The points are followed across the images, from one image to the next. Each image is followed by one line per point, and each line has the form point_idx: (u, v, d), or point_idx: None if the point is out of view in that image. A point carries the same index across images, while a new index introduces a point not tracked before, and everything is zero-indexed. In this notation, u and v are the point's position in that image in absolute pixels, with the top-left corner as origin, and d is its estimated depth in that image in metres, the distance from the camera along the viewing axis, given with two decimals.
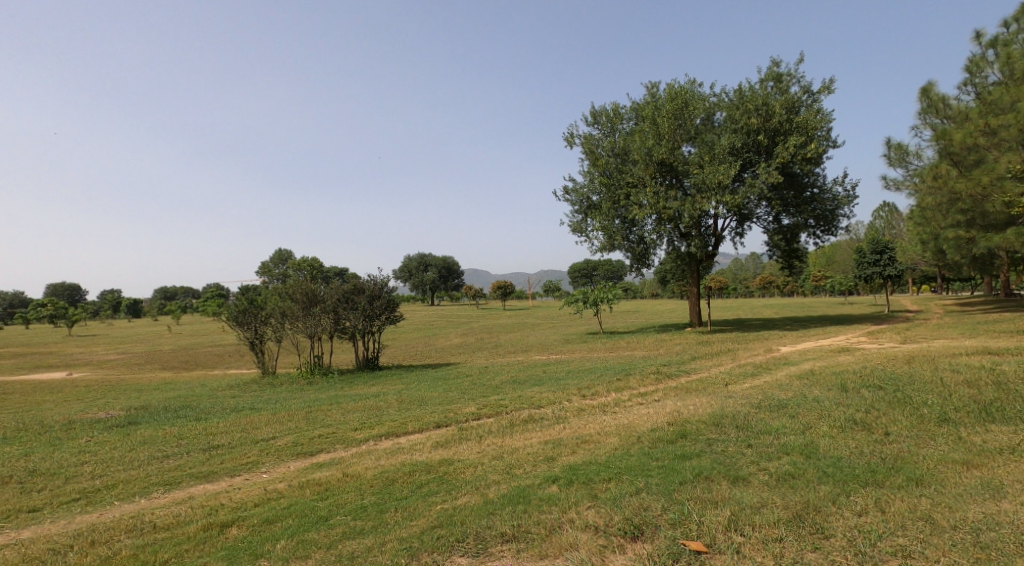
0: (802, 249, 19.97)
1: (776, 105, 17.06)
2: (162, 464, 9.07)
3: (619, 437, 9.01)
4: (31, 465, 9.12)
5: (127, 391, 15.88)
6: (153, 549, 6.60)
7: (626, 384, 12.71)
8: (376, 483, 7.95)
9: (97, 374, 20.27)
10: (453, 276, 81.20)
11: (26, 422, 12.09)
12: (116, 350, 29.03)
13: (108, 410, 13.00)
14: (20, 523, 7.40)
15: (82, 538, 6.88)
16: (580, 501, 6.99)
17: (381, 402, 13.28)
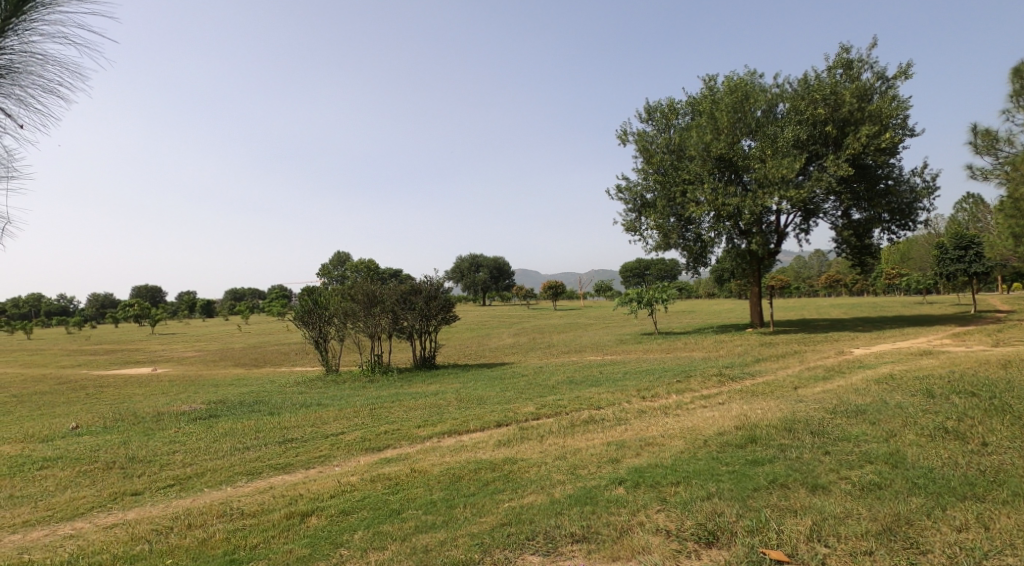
0: (875, 246, 19.24)
1: (846, 94, 16.47)
2: (243, 455, 9.41)
3: (684, 440, 8.87)
4: (129, 452, 9.62)
5: (205, 385, 16.55)
6: (242, 534, 6.83)
7: (687, 386, 12.52)
8: (443, 479, 8.05)
9: (177, 370, 21.22)
10: (506, 275, 81.06)
11: (120, 413, 12.74)
12: (191, 347, 30.31)
13: (190, 403, 13.57)
14: (124, 505, 7.79)
15: (180, 521, 7.20)
16: (649, 504, 6.93)
17: (442, 400, 13.44)
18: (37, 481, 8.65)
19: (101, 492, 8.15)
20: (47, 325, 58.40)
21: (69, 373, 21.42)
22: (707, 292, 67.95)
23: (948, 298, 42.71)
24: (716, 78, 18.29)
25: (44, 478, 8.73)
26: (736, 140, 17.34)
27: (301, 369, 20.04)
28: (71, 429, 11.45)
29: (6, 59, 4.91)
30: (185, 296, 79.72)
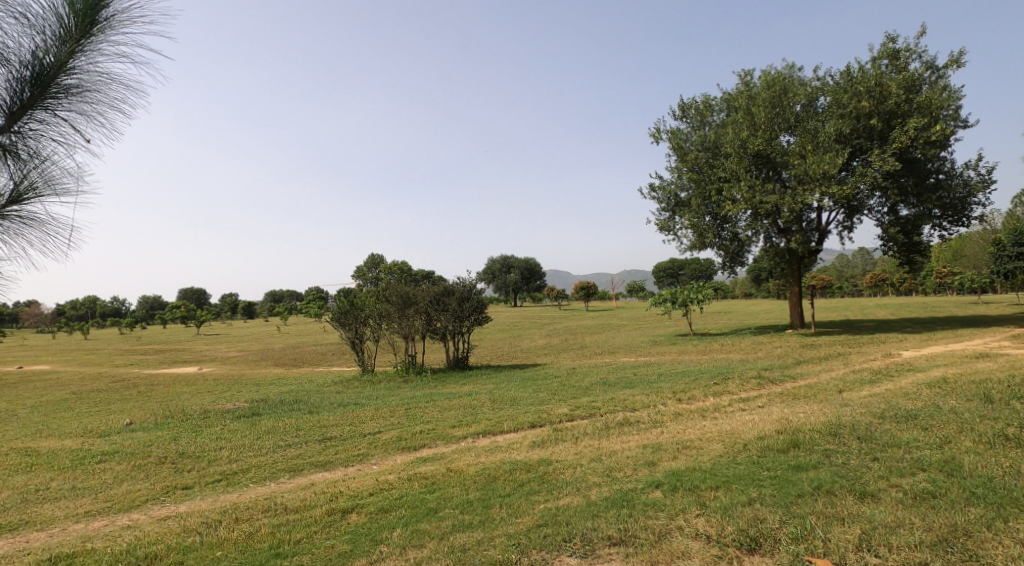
0: (924, 243, 18.67)
1: (892, 85, 15.97)
2: (285, 452, 9.58)
3: (723, 444, 8.72)
4: (180, 449, 9.95)
5: (247, 384, 16.91)
6: (286, 529, 6.91)
7: (725, 389, 12.30)
8: (479, 479, 8.03)
9: (221, 369, 21.77)
10: (536, 277, 80.52)
11: (169, 410, 13.12)
12: (235, 347, 31.14)
13: (234, 401, 13.86)
14: (176, 499, 8.01)
15: (228, 515, 7.35)
16: (688, 508, 6.82)
17: (474, 401, 13.42)
18: (96, 474, 9.00)
19: (155, 485, 8.43)
20: (98, 326, 60.64)
21: (122, 371, 22.24)
22: (744, 292, 66.78)
23: (1004, 297, 41.04)
24: (752, 74, 17.98)
25: (103, 471, 9.08)
26: (775, 136, 16.96)
27: (338, 370, 20.29)
28: (126, 424, 11.88)
29: (75, 78, 5.03)
30: (226, 298, 81.75)
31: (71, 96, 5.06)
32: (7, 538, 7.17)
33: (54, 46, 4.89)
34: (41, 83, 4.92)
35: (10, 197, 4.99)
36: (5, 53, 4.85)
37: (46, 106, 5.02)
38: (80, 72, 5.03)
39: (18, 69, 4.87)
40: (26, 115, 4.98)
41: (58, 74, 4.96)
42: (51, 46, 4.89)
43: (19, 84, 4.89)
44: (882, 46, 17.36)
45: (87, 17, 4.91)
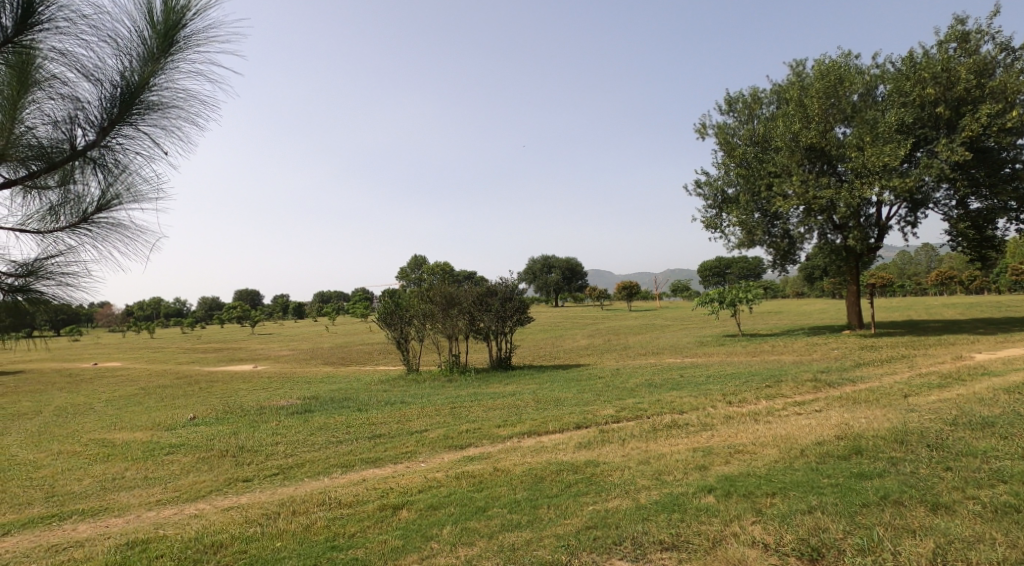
0: (997, 238, 17.76)
1: (960, 71, 15.17)
2: (337, 448, 9.63)
3: (778, 448, 8.38)
4: (240, 442, 10.13)
5: (298, 382, 17.16)
6: (341, 522, 6.90)
7: (778, 391, 11.86)
8: (526, 479, 7.87)
9: (276, 367, 22.21)
10: (579, 277, 79.97)
11: (228, 406, 13.40)
12: (287, 346, 31.81)
13: (288, 398, 14.06)
14: (238, 490, 8.14)
15: (286, 507, 7.40)
16: (743, 515, 6.55)
17: (518, 401, 13.24)
18: (165, 465, 9.25)
19: (218, 477, 8.59)
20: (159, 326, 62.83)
21: (184, 368, 22.96)
22: (795, 292, 64.90)
23: None
24: (804, 65, 17.36)
25: (171, 462, 9.33)
26: (829, 127, 16.27)
27: (384, 369, 20.43)
28: (190, 419, 12.16)
29: (157, 94, 4.98)
30: (277, 298, 83.61)
31: (154, 112, 5.01)
32: (87, 523, 7.39)
33: (136, 65, 4.85)
34: (126, 100, 4.89)
35: (96, 205, 5.03)
36: (92, 72, 4.82)
37: (131, 121, 4.98)
38: (162, 87, 4.97)
39: (104, 87, 4.84)
40: (112, 130, 4.96)
41: (142, 91, 4.91)
42: (134, 65, 4.85)
43: (105, 102, 4.87)
44: (949, 29, 16.52)
45: (167, 36, 4.86)
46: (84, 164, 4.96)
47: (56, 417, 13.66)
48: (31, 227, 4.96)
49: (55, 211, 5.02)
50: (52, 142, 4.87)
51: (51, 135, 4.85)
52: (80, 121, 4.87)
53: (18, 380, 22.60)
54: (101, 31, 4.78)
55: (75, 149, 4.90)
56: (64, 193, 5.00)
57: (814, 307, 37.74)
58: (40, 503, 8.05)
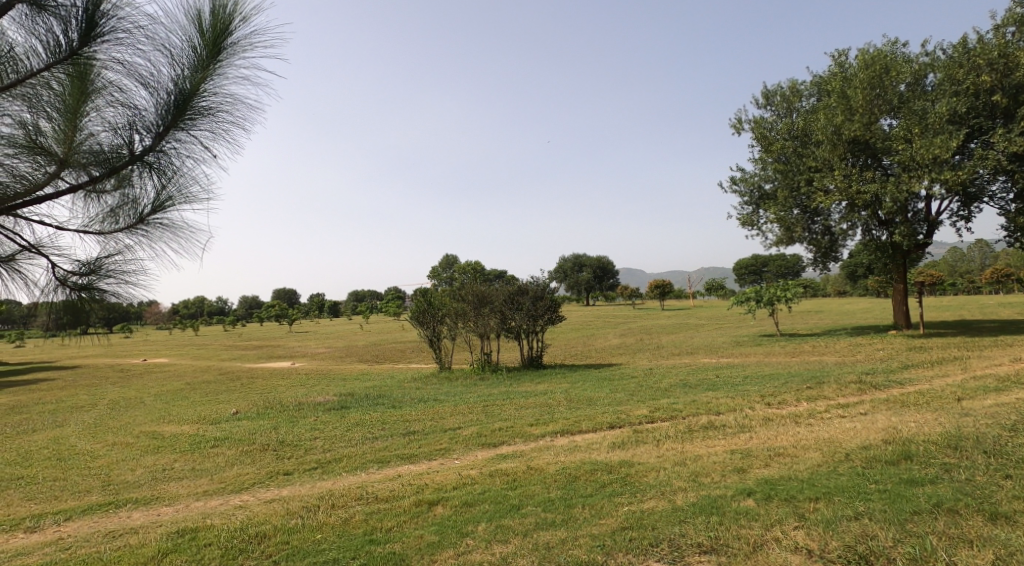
0: None
1: (1019, 56, 14.49)
2: (373, 445, 9.58)
3: (821, 452, 8.07)
4: (280, 437, 10.17)
5: (334, 379, 17.26)
6: (378, 517, 6.84)
7: (820, 393, 11.48)
8: (560, 478, 7.70)
9: (313, 364, 22.40)
10: (611, 276, 79.32)
11: (267, 401, 13.50)
12: (322, 344, 32.12)
13: (324, 395, 14.10)
14: (279, 483, 8.13)
15: (325, 501, 7.35)
16: (785, 520, 6.29)
17: (550, 400, 13.06)
18: (210, 457, 9.32)
19: (261, 470, 8.60)
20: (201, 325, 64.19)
21: (226, 365, 23.33)
22: (836, 290, 63.20)
23: None
24: (847, 56, 16.83)
25: (216, 455, 9.39)
26: (874, 119, 15.71)
27: (417, 367, 20.44)
28: (233, 413, 12.27)
29: (208, 100, 4.87)
30: (313, 297, 84.60)
31: (206, 117, 4.91)
32: (141, 511, 7.44)
33: (188, 72, 4.75)
34: (178, 106, 4.78)
35: (152, 207, 4.95)
36: (147, 79, 4.73)
37: (185, 126, 4.88)
38: (214, 92, 4.86)
39: (159, 95, 4.74)
40: (167, 135, 4.86)
41: (194, 97, 4.81)
42: (187, 73, 4.75)
43: (160, 109, 4.77)
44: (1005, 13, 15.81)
45: (216, 44, 4.77)
46: (142, 169, 4.86)
47: (109, 410, 13.94)
48: (94, 229, 4.91)
49: (114, 213, 4.93)
50: (113, 147, 4.76)
51: (111, 141, 4.74)
52: (137, 127, 4.77)
53: (72, 374, 23.23)
54: (154, 41, 4.70)
55: (132, 155, 4.79)
56: (122, 197, 4.90)
57: (857, 307, 35.44)
58: (98, 491, 8.15)
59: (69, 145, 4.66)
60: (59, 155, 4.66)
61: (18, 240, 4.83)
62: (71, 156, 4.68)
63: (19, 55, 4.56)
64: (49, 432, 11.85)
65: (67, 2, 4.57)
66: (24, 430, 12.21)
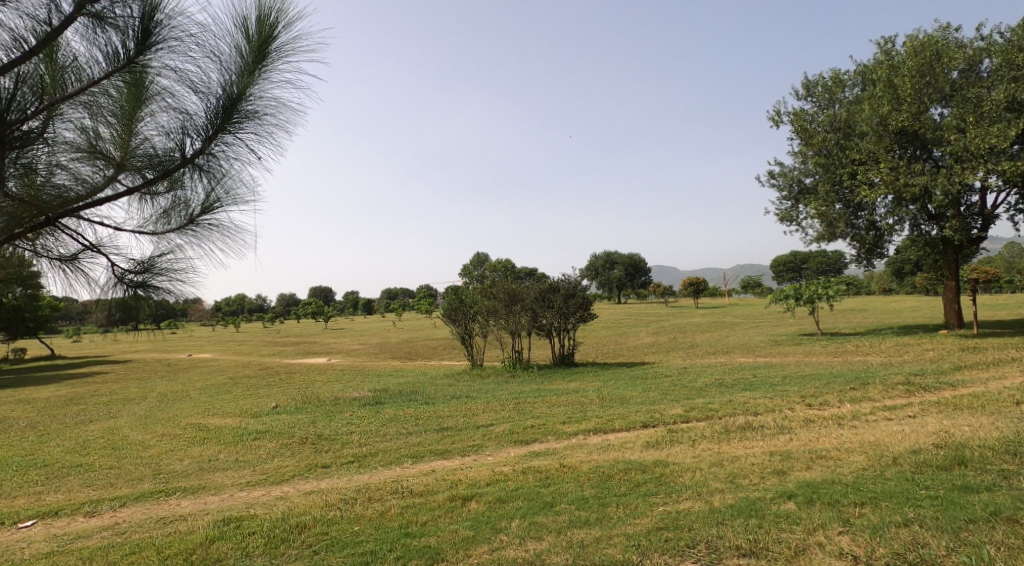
0: None
1: None
2: (406, 440, 9.52)
3: (867, 455, 7.76)
4: (317, 431, 10.19)
5: (368, 375, 17.32)
6: (413, 511, 6.76)
7: (865, 395, 11.09)
8: (593, 477, 7.53)
9: (348, 360, 22.56)
10: (643, 274, 78.57)
11: (304, 396, 13.58)
12: (358, 341, 32.32)
13: (359, 390, 14.13)
14: (317, 475, 8.12)
15: (361, 494, 7.30)
16: (829, 524, 6.05)
17: (583, 398, 12.88)
18: (252, 449, 9.38)
19: (300, 462, 8.61)
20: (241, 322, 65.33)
21: (265, 361, 23.67)
22: (879, 288, 61.36)
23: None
24: (893, 44, 16.23)
25: (258, 447, 9.43)
26: (923, 109, 15.13)
27: (450, 363, 20.43)
28: (272, 407, 12.36)
29: (254, 104, 4.81)
30: (348, 294, 85.44)
31: (252, 121, 4.85)
32: (190, 499, 7.49)
33: (236, 78, 4.69)
34: (226, 110, 4.73)
35: (201, 208, 4.91)
36: (197, 85, 4.68)
37: (233, 129, 4.83)
38: (260, 96, 4.79)
39: (208, 99, 4.70)
40: (215, 138, 4.81)
41: (241, 101, 4.76)
42: (235, 78, 4.70)
43: (209, 113, 4.72)
44: None
45: (261, 49, 4.70)
46: (193, 172, 4.83)
47: (159, 402, 14.19)
48: (148, 230, 4.89)
49: (166, 215, 4.90)
50: (165, 151, 4.74)
51: (164, 145, 4.73)
52: (187, 130, 4.75)
53: (123, 368, 23.78)
54: (203, 48, 4.64)
55: (182, 158, 4.75)
56: (174, 199, 4.87)
57: (908, 308, 32.09)
58: (149, 479, 8.24)
59: (125, 149, 4.66)
60: (116, 159, 4.65)
61: (78, 240, 4.83)
62: (127, 160, 4.68)
63: (80, 64, 4.48)
64: (104, 423, 12.11)
65: (125, 12, 4.44)
66: (80, 420, 12.49)
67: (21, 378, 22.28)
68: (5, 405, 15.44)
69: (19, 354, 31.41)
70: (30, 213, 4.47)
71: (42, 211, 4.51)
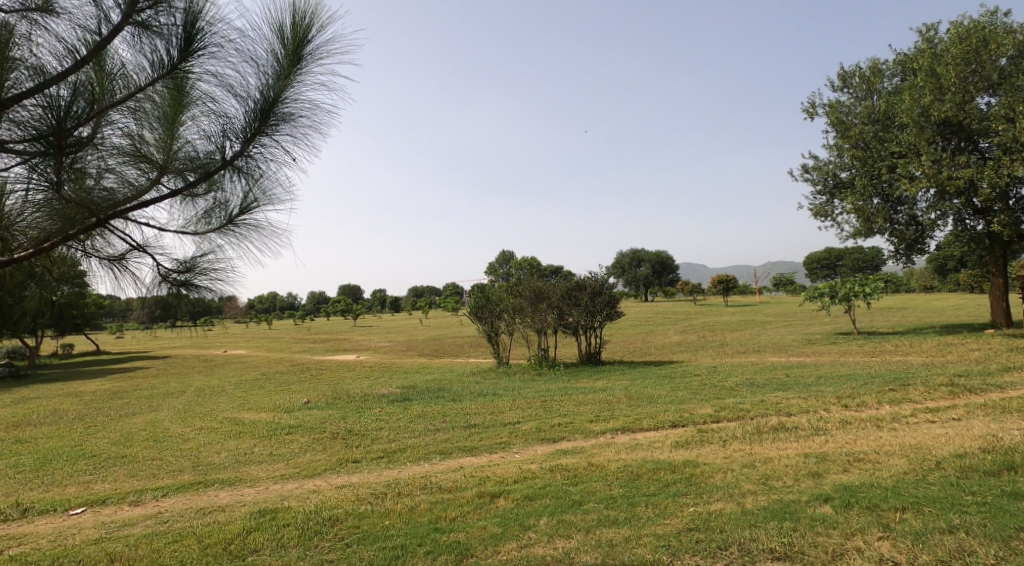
0: None
1: None
2: (434, 436, 9.46)
3: (908, 459, 7.47)
4: (347, 426, 10.18)
5: (396, 372, 17.34)
6: (442, 506, 6.68)
7: (906, 396, 10.73)
8: (621, 476, 7.37)
9: (377, 357, 22.64)
10: (670, 271, 77.85)
11: (334, 392, 13.62)
12: (387, 338, 32.47)
13: (387, 387, 14.12)
14: (348, 470, 8.09)
15: (391, 489, 7.23)
16: (867, 529, 5.83)
17: (611, 397, 12.69)
18: (285, 443, 9.40)
19: (331, 457, 8.59)
20: (273, 320, 66.16)
21: (296, 357, 23.89)
22: (920, 285, 59.64)
23: None
24: (936, 31, 15.71)
25: (291, 441, 9.45)
26: (969, 99, 14.60)
27: (476, 361, 20.38)
28: (304, 403, 12.41)
29: (291, 106, 4.75)
30: (377, 292, 86.03)
31: (288, 124, 4.78)
32: (227, 491, 7.51)
33: (273, 81, 4.64)
34: (263, 113, 4.67)
35: (240, 209, 4.87)
36: (235, 89, 4.62)
37: (269, 132, 4.77)
38: (296, 98, 4.73)
39: (246, 103, 4.64)
40: (253, 141, 4.75)
41: (278, 104, 4.70)
42: (272, 81, 4.64)
43: (247, 117, 4.67)
44: None
45: (297, 52, 4.63)
46: (232, 174, 4.78)
47: (196, 397, 14.36)
48: (188, 231, 4.86)
49: (207, 216, 4.87)
50: (205, 154, 4.69)
51: (204, 148, 4.68)
52: (228, 133, 4.70)
53: (164, 363, 24.21)
54: (242, 52, 4.57)
55: (221, 161, 4.71)
56: (213, 200, 4.83)
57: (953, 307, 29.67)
58: (189, 471, 8.30)
59: (167, 152, 4.59)
60: (159, 161, 4.59)
61: (126, 240, 4.82)
62: (169, 162, 4.61)
63: (127, 70, 4.43)
64: (145, 416, 12.29)
65: (169, 21, 4.38)
66: (123, 413, 12.70)
67: (67, 372, 22.85)
68: (51, 398, 15.80)
69: (66, 349, 32.22)
70: (82, 216, 4.49)
71: (93, 214, 4.52)
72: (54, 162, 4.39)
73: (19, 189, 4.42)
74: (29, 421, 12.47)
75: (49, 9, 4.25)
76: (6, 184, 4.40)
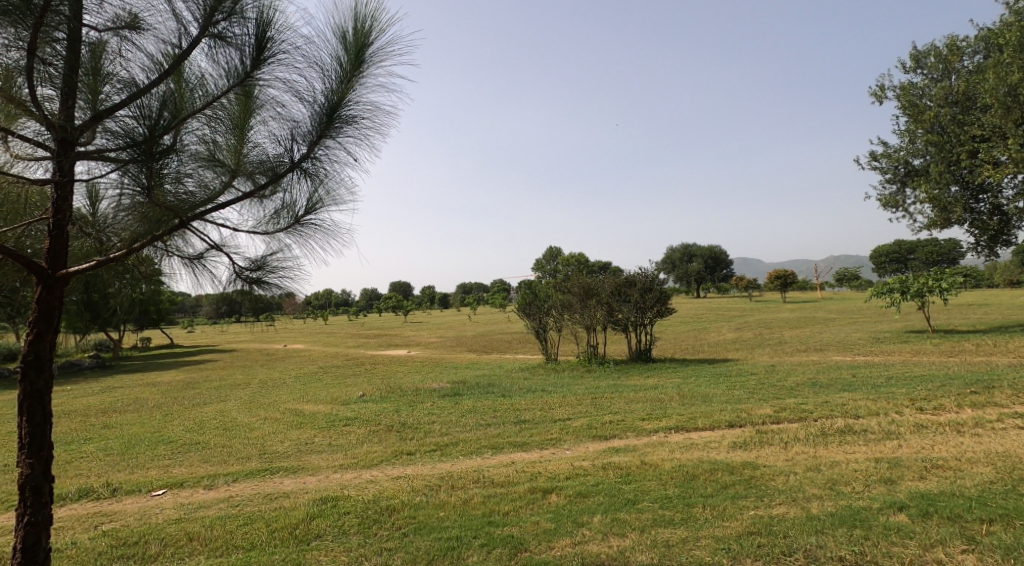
0: None
1: None
2: (486, 431, 9.27)
3: (994, 467, 6.89)
4: (400, 419, 10.10)
5: (445, 367, 17.26)
6: (495, 501, 6.47)
7: (989, 400, 10.01)
8: (676, 476, 7.01)
9: (427, 353, 22.68)
10: (725, 267, 76.05)
11: (388, 386, 13.62)
12: (437, 334, 32.54)
13: (438, 382, 14.02)
14: (403, 462, 7.97)
15: (445, 481, 7.06)
16: (949, 541, 5.37)
17: (662, 395, 12.27)
18: (343, 434, 9.37)
19: (386, 449, 8.50)
20: (330, 315, 67.48)
21: (350, 352, 24.16)
22: (1004, 280, 56.25)
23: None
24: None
25: (348, 433, 9.40)
26: None
27: (526, 357, 20.16)
28: (359, 396, 12.42)
29: (354, 109, 4.59)
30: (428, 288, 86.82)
31: (352, 126, 4.63)
32: (291, 478, 7.49)
33: (338, 85, 4.48)
34: (329, 116, 4.52)
35: (306, 210, 4.75)
36: (302, 94, 4.48)
37: (334, 136, 4.62)
38: (360, 101, 4.57)
39: (312, 107, 4.50)
40: (319, 144, 4.62)
41: (343, 107, 4.55)
42: (336, 85, 4.48)
43: (313, 120, 4.53)
44: None
45: (360, 57, 4.46)
46: (299, 177, 4.66)
47: (259, 388, 14.60)
48: (258, 231, 4.75)
49: (276, 216, 4.75)
50: (274, 158, 4.59)
51: (273, 152, 4.56)
52: (296, 137, 4.57)
53: (230, 356, 24.80)
54: (308, 58, 4.42)
55: (289, 165, 4.60)
56: (281, 201, 4.72)
57: None
58: (257, 458, 8.32)
59: (238, 156, 4.47)
60: (231, 165, 4.47)
61: (203, 240, 4.72)
62: (240, 165, 4.50)
63: (205, 80, 4.31)
64: (215, 405, 12.51)
65: (243, 31, 4.26)
66: (196, 403, 12.97)
67: (143, 364, 23.67)
68: (132, 387, 16.35)
69: (141, 342, 33.45)
70: (167, 218, 4.33)
71: (178, 217, 4.36)
72: (145, 169, 4.13)
73: (112, 194, 4.21)
74: (113, 407, 12.88)
75: (136, 26, 4.16)
76: (100, 189, 4.22)
